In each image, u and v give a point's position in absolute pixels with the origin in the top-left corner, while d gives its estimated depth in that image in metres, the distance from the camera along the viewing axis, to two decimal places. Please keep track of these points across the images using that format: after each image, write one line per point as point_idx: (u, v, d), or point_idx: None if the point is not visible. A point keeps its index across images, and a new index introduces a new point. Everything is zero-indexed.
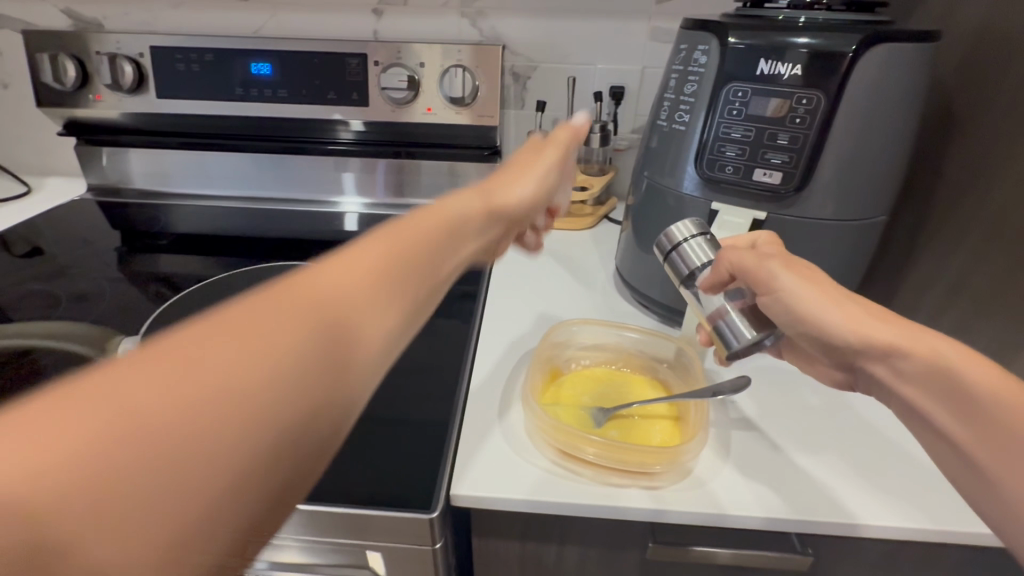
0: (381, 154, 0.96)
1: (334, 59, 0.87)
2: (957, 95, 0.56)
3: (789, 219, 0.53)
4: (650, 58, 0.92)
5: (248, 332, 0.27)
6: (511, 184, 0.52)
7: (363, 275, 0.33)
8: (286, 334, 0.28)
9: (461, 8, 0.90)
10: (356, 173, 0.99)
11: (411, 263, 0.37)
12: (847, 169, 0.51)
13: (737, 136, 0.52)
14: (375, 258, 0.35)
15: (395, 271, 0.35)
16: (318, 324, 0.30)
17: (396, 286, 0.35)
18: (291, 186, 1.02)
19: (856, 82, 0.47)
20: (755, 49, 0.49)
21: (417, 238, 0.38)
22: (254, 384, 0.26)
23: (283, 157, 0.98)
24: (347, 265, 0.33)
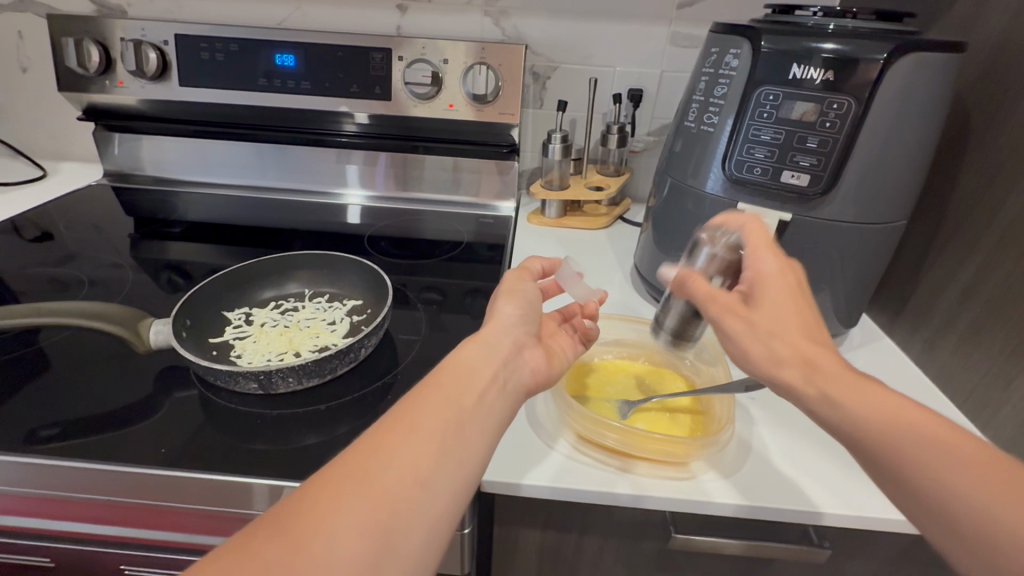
0: (384, 146, 0.98)
1: (359, 53, 0.88)
2: (976, 105, 0.57)
3: (814, 221, 0.54)
4: (668, 61, 0.93)
5: (353, 476, 0.33)
6: (519, 298, 0.50)
7: (435, 411, 0.38)
8: (371, 483, 0.33)
9: (485, 6, 0.91)
10: (358, 165, 1.00)
11: (472, 390, 0.41)
12: (871, 173, 0.52)
13: (767, 138, 0.53)
14: (442, 395, 0.39)
15: (461, 400, 0.39)
16: (407, 457, 0.35)
17: (460, 425, 0.38)
18: (307, 178, 1.03)
19: (885, 89, 0.48)
20: (786, 55, 0.50)
21: (463, 375, 0.41)
22: (362, 525, 0.32)
23: (301, 148, 0.99)
24: (421, 404, 0.38)
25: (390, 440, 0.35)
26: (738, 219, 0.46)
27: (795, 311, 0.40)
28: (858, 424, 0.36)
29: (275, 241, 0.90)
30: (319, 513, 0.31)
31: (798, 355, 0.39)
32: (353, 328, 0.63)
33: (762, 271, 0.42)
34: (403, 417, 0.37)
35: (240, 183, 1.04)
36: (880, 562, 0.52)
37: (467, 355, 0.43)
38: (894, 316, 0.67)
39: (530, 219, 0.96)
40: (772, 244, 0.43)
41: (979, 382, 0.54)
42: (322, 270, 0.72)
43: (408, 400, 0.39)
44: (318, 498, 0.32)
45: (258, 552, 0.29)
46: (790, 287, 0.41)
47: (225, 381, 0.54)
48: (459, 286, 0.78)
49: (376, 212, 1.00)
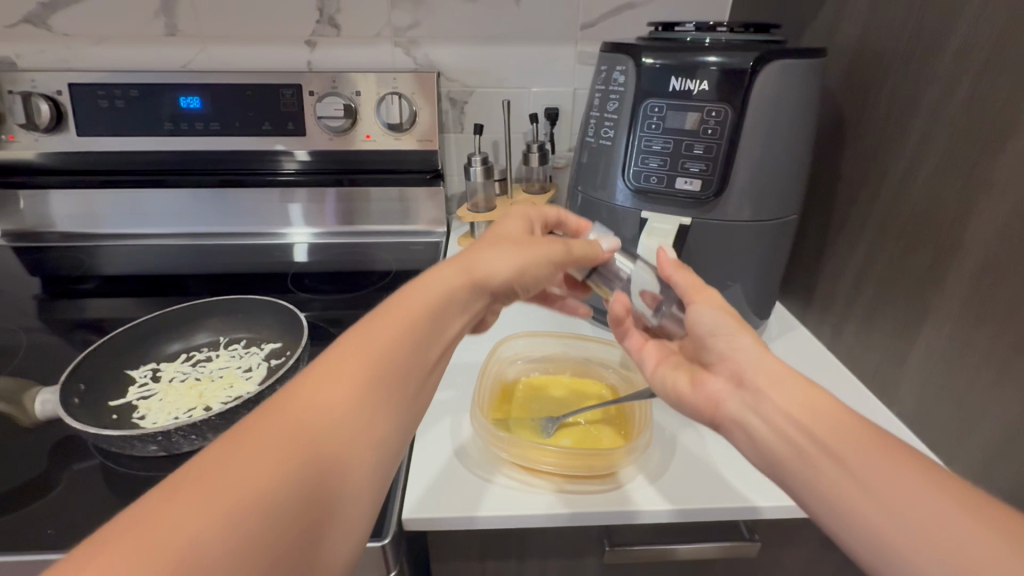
0: (328, 182, 0.94)
1: (267, 89, 0.87)
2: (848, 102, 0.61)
3: (712, 224, 0.56)
4: (579, 80, 0.96)
5: (291, 434, 0.29)
6: (529, 278, 0.46)
7: (390, 340, 0.36)
8: (314, 418, 0.30)
9: (395, 37, 0.92)
10: (302, 202, 0.96)
11: (428, 342, 0.38)
12: (758, 174, 0.54)
13: (658, 148, 0.55)
14: (404, 322, 0.37)
15: (423, 342, 0.38)
16: (353, 388, 0.32)
17: (413, 361, 0.36)
18: (239, 219, 0.97)
19: (757, 95, 0.51)
20: (666, 68, 0.53)
21: (429, 310, 0.39)
22: (303, 490, 0.28)
23: (229, 190, 0.94)
24: (372, 337, 0.35)
25: (342, 376, 0.32)
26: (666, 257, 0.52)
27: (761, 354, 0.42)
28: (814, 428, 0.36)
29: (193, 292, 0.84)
30: (251, 475, 0.26)
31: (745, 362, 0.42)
32: (269, 373, 0.60)
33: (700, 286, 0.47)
34: (349, 356, 0.34)
35: (169, 232, 0.98)
36: (811, 548, 0.53)
37: (432, 293, 0.40)
38: (804, 304, 0.70)
39: (460, 241, 0.95)
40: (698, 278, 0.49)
41: (882, 361, 0.57)
42: (237, 315, 0.69)
43: (370, 325, 0.36)
44: (243, 462, 0.27)
45: (158, 528, 0.23)
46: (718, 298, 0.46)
47: (122, 447, 0.50)
48: None
49: (320, 248, 0.95)
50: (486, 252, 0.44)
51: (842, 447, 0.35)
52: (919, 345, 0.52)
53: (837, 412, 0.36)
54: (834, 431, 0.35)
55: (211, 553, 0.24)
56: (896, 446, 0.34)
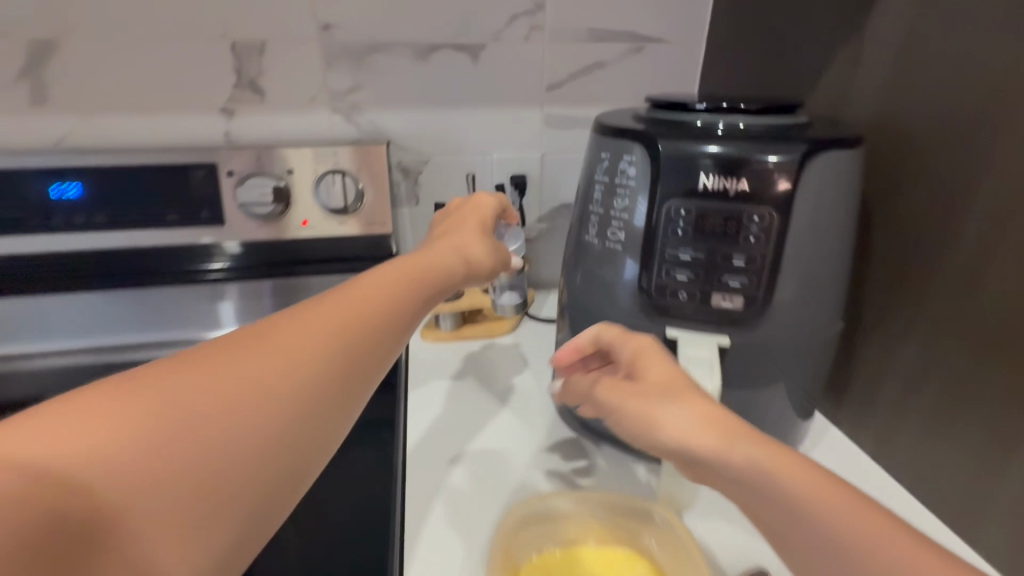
0: (260, 275, 0.75)
1: (172, 170, 0.70)
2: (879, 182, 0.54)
3: (755, 344, 0.46)
4: (547, 144, 0.86)
5: (209, 392, 0.29)
6: (444, 272, 0.48)
7: (318, 336, 0.34)
8: (198, 413, 0.28)
9: (333, 103, 0.78)
10: (235, 300, 0.75)
11: (358, 321, 0.37)
12: (806, 284, 0.45)
13: (686, 258, 0.44)
14: (334, 324, 0.36)
15: (353, 352, 0.35)
16: (260, 391, 0.31)
17: (337, 368, 0.34)
18: (147, 324, 0.72)
19: (804, 194, 0.42)
20: (691, 162, 0.42)
21: (364, 312, 0.37)
22: (241, 461, 0.29)
23: (160, 290, 0.72)
24: (297, 332, 0.34)
25: (248, 375, 0.31)
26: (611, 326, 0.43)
27: (690, 410, 0.33)
28: (769, 487, 0.29)
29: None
30: (104, 426, 0.25)
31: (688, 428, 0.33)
32: None
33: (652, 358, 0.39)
34: (264, 350, 0.32)
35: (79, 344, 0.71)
36: None
37: (365, 296, 0.39)
38: (835, 404, 0.62)
39: (424, 335, 0.80)
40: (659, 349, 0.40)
41: (954, 490, 0.48)
42: None
43: (303, 314, 0.36)
44: (102, 439, 0.25)
45: (69, 457, 0.24)
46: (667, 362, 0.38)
47: None
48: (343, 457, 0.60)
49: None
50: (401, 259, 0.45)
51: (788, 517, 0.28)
52: (1010, 483, 0.44)
53: (788, 463, 0.29)
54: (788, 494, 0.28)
55: (100, 471, 0.24)
56: (843, 491, 0.28)
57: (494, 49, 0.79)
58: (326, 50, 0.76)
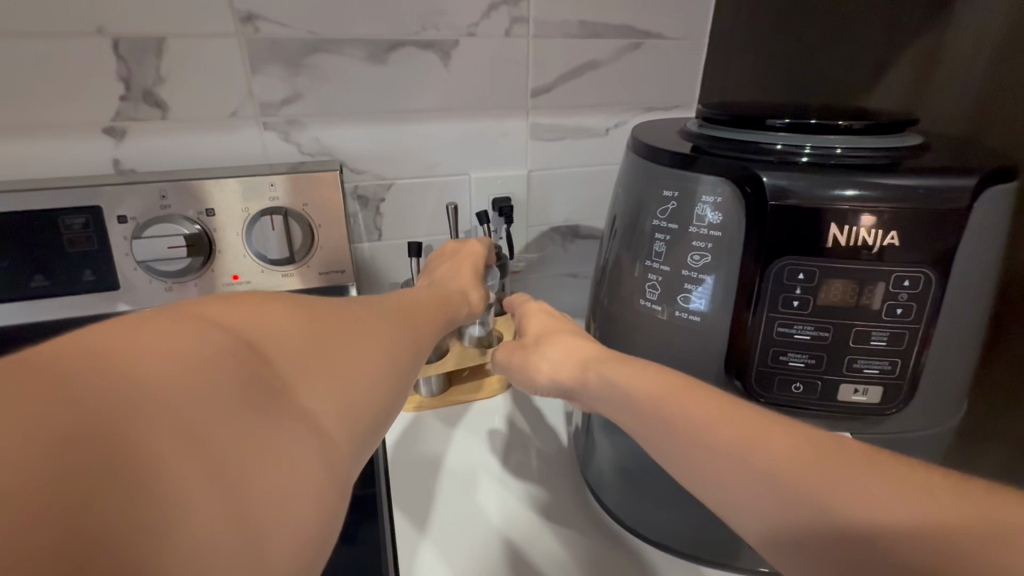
0: None
1: (32, 219, 0.50)
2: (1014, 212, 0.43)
3: (891, 439, 0.34)
4: (534, 160, 0.72)
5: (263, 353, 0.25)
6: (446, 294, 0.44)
7: (360, 329, 0.30)
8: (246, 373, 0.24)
9: (263, 116, 0.61)
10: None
11: (413, 327, 0.34)
12: (958, 364, 0.33)
13: (805, 338, 0.33)
14: (374, 323, 0.32)
15: (394, 355, 0.31)
16: (311, 367, 0.26)
17: (382, 362, 0.30)
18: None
19: (969, 247, 0.31)
20: (811, 209, 0.31)
21: (395, 314, 0.34)
22: (269, 434, 0.23)
23: None
24: (344, 317, 0.30)
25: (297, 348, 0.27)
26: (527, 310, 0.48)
27: (626, 380, 0.33)
28: (695, 435, 0.29)
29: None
30: (138, 355, 0.21)
31: (585, 374, 0.37)
32: None
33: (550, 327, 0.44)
34: (316, 323, 0.28)
35: None
36: None
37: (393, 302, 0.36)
38: None
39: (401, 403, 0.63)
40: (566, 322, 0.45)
41: None
42: None
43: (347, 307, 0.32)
44: (134, 361, 0.21)
45: (129, 359, 0.21)
46: (569, 330, 0.43)
47: None
48: None
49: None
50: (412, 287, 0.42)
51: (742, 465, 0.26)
52: None
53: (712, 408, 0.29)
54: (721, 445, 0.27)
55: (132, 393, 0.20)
56: (811, 437, 0.26)
57: (469, 47, 0.64)
58: (249, 49, 0.58)
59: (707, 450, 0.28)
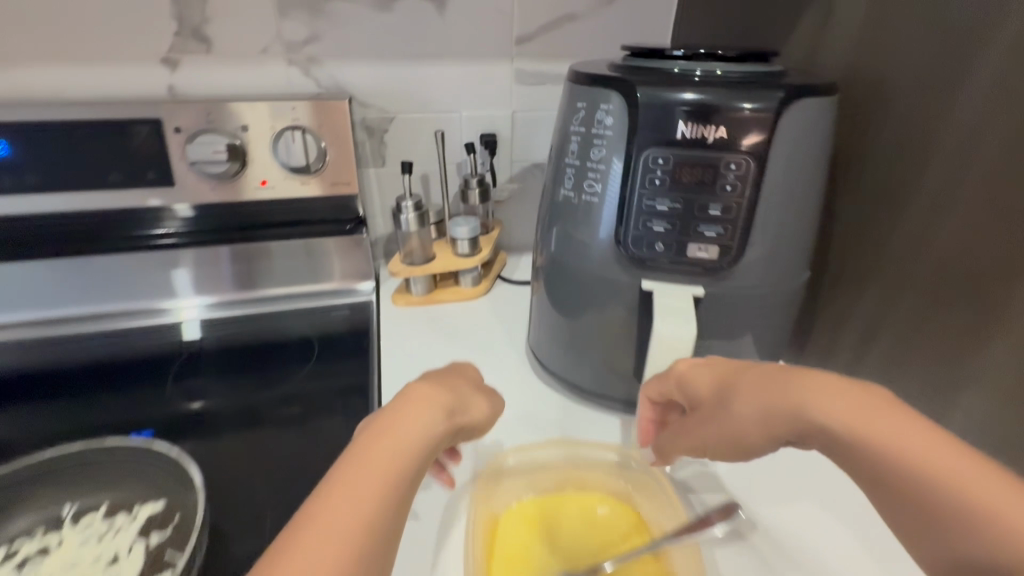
0: (206, 241, 0.72)
1: (109, 129, 0.64)
2: (876, 137, 0.52)
3: (733, 291, 0.47)
4: (518, 101, 0.83)
5: (327, 523, 0.27)
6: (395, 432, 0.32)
7: (372, 467, 0.30)
8: (326, 514, 0.27)
9: (288, 54, 0.73)
10: (190, 268, 0.74)
11: (422, 460, 0.32)
12: (783, 235, 0.45)
13: (664, 209, 0.44)
14: (376, 468, 0.30)
15: (400, 484, 0.30)
16: (354, 498, 0.28)
17: (394, 484, 0.30)
18: (101, 296, 0.72)
19: (781, 142, 0.42)
20: (668, 110, 0.42)
21: (393, 458, 0.30)
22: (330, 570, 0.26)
23: (98, 261, 0.70)
24: (353, 488, 0.28)
25: (334, 494, 0.28)
26: (478, 411, 0.39)
27: (749, 396, 0.35)
28: (829, 422, 0.31)
29: (48, 406, 0.60)
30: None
31: (739, 434, 0.36)
32: (153, 560, 0.41)
33: (408, 428, 0.32)
34: (345, 470, 0.29)
35: (38, 315, 0.71)
36: None
37: (410, 445, 0.32)
38: (798, 351, 0.64)
39: (395, 299, 0.79)
40: (426, 405, 0.34)
41: None
42: (88, 472, 0.47)
43: (369, 439, 0.31)
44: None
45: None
46: (412, 408, 0.33)
47: None
48: (312, 416, 0.58)
49: (220, 324, 0.74)
50: (398, 410, 0.33)
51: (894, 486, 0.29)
52: None
53: (869, 402, 0.31)
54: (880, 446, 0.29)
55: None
56: (940, 439, 0.29)
57: None
58: None
59: (844, 439, 0.31)
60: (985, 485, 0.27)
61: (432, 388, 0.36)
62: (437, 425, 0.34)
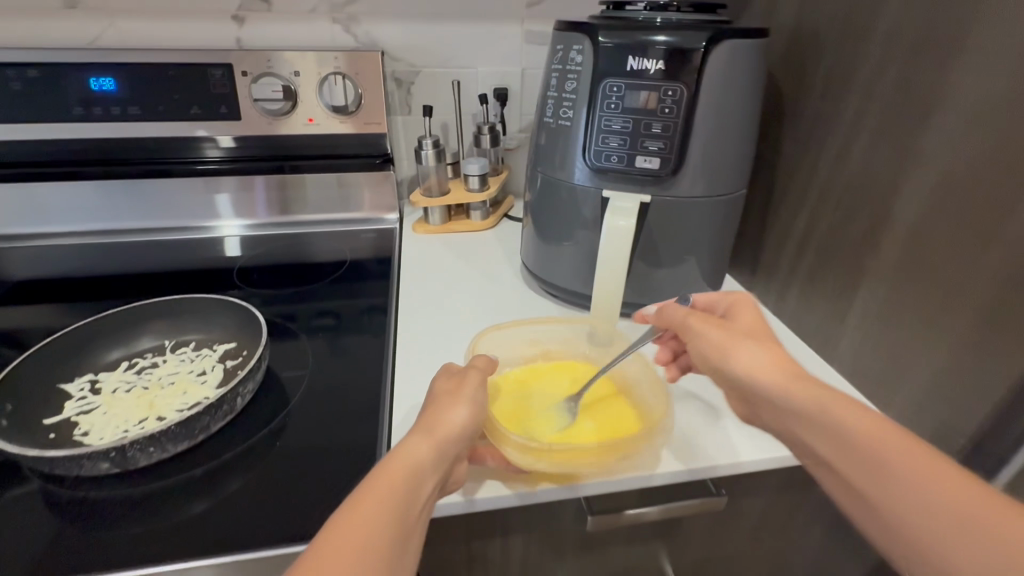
0: (256, 169, 0.88)
1: (192, 70, 0.80)
2: (809, 81, 0.62)
3: (674, 199, 0.58)
4: (527, 59, 0.95)
5: (353, 540, 0.31)
6: (405, 466, 0.36)
7: (380, 497, 0.33)
8: (346, 540, 0.31)
9: (332, 13, 0.87)
10: (231, 193, 0.89)
11: (422, 479, 0.36)
12: (714, 153, 0.57)
13: (617, 127, 0.56)
14: (382, 499, 0.33)
15: (402, 511, 0.34)
16: (364, 529, 0.32)
17: (401, 507, 0.34)
18: (166, 212, 0.89)
19: (710, 74, 0.54)
20: (622, 48, 0.54)
21: (395, 491, 0.34)
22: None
23: (172, 181, 0.87)
24: (362, 516, 0.32)
25: (348, 528, 0.32)
26: (456, 417, 0.40)
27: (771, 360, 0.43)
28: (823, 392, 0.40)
29: (142, 283, 0.78)
30: None
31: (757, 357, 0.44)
32: (228, 375, 0.57)
33: (409, 462, 0.36)
34: (357, 509, 0.33)
35: (126, 223, 0.89)
36: (768, 497, 0.58)
37: (402, 473, 0.35)
38: (750, 273, 0.75)
39: (415, 228, 0.93)
40: (415, 470, 0.36)
41: (823, 321, 0.63)
42: (181, 317, 0.63)
43: (367, 486, 0.34)
44: None
45: None
46: (407, 470, 0.35)
47: (68, 468, 0.45)
48: (342, 308, 0.73)
49: (256, 241, 0.90)
50: (430, 417, 0.39)
51: (873, 474, 0.36)
52: (855, 304, 0.58)
53: (863, 415, 0.38)
54: (864, 447, 0.37)
55: None
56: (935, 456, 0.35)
57: None
58: None
59: (839, 416, 0.38)
60: (963, 492, 0.33)
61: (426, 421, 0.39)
62: (429, 455, 0.37)
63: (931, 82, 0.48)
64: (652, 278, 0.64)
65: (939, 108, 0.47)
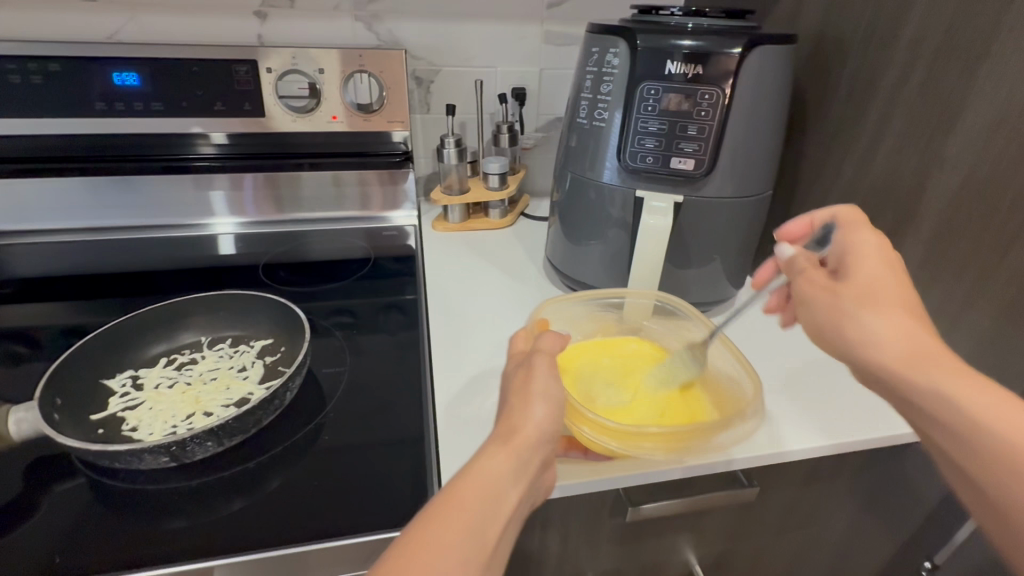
0: (245, 167, 0.87)
1: (216, 66, 0.79)
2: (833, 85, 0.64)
3: (705, 199, 0.60)
4: (546, 60, 0.96)
5: (435, 554, 0.32)
6: (482, 477, 0.36)
7: (462, 512, 0.34)
8: (426, 558, 0.31)
9: (355, 10, 0.87)
10: (224, 190, 0.88)
11: (503, 492, 0.36)
12: (745, 156, 0.59)
13: (653, 129, 0.58)
14: (466, 514, 0.34)
15: (484, 528, 0.34)
16: (449, 548, 0.32)
17: (480, 525, 0.34)
18: (173, 209, 0.88)
19: (745, 78, 0.55)
20: (659, 52, 0.56)
21: (474, 503, 0.35)
22: None
23: (178, 179, 0.86)
24: (442, 528, 0.33)
25: (427, 546, 0.32)
26: (529, 427, 0.40)
27: (900, 339, 0.39)
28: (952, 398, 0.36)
29: (160, 281, 0.78)
30: None
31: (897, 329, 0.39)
32: (269, 371, 0.57)
33: (491, 476, 0.36)
34: (434, 522, 0.33)
35: (135, 221, 0.88)
36: (794, 488, 0.60)
37: (481, 482, 0.36)
38: None
39: (435, 226, 0.94)
40: (494, 486, 0.36)
41: None
42: (221, 310, 0.64)
43: (448, 497, 0.35)
44: None
45: None
46: (485, 481, 0.36)
47: (123, 462, 0.46)
48: (371, 306, 0.74)
49: (249, 239, 0.89)
50: (509, 421, 0.40)
51: (972, 469, 0.36)
52: None
53: (990, 403, 0.35)
54: (976, 442, 0.35)
55: None
56: None
57: None
58: None
59: (959, 417, 0.36)
60: None
61: (501, 437, 0.39)
62: (509, 467, 0.37)
63: (954, 89, 0.50)
64: (680, 277, 0.66)
65: (964, 113, 0.49)
